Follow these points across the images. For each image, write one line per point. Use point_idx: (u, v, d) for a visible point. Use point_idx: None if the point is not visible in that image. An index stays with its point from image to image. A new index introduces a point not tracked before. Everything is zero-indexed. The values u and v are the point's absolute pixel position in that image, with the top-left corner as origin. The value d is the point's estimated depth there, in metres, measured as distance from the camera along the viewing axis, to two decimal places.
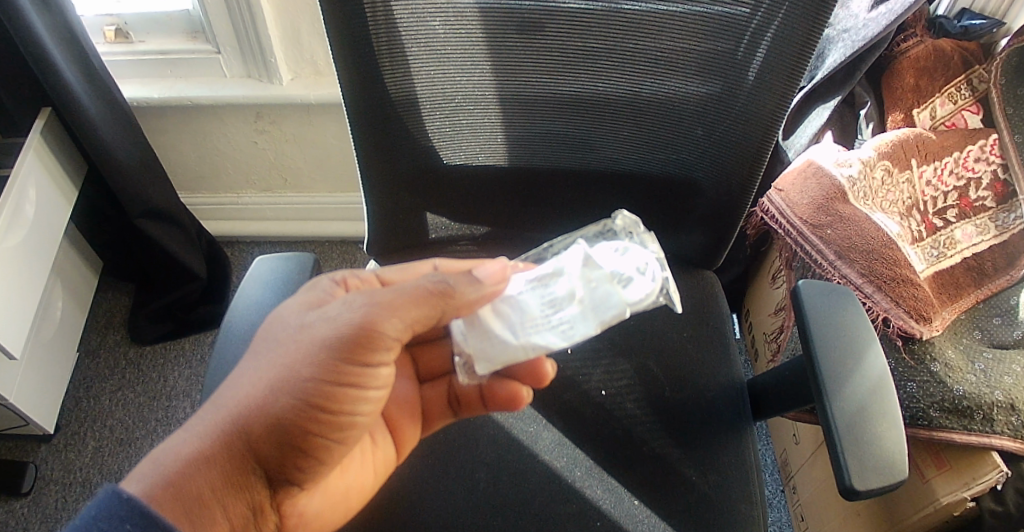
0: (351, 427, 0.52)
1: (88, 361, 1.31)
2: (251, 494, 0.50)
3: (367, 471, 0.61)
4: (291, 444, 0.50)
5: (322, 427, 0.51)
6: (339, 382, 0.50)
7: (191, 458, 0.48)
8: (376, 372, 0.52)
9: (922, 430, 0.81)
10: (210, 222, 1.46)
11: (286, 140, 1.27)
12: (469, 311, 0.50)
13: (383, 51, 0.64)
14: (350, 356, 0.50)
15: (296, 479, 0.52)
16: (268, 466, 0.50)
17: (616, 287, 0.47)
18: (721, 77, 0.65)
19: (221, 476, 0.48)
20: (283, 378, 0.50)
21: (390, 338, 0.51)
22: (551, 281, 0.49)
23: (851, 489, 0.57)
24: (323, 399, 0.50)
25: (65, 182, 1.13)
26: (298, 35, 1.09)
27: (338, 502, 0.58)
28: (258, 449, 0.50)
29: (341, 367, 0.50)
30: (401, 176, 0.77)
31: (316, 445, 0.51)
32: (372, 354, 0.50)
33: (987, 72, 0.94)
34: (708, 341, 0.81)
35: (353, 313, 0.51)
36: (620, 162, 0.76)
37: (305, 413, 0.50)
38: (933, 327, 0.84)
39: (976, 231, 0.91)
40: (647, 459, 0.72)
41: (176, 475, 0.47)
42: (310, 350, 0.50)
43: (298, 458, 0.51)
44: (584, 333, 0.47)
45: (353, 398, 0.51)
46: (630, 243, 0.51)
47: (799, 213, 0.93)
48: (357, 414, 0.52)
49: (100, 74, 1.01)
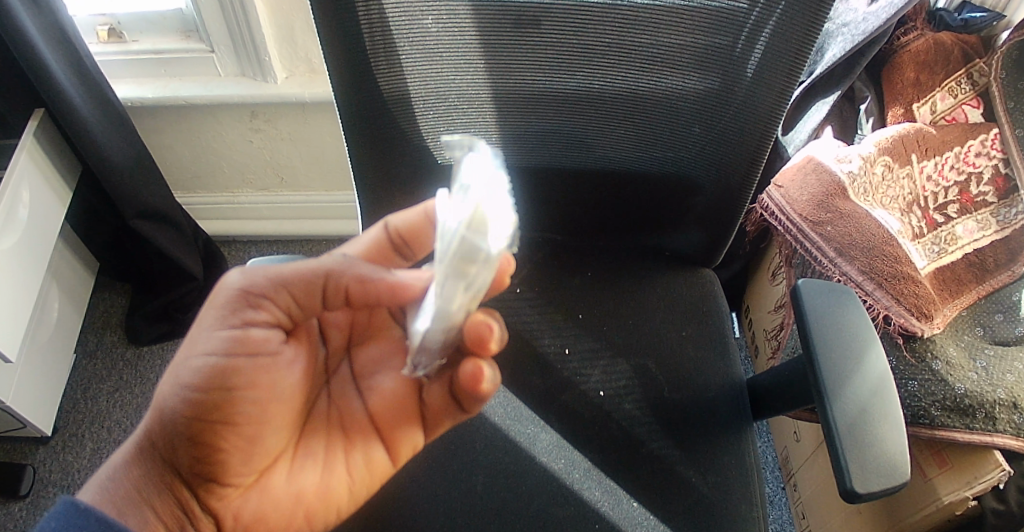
0: (237, 405, 0.52)
1: (86, 363, 1.30)
2: (175, 493, 0.52)
3: (330, 475, 0.57)
4: (191, 434, 0.51)
5: (210, 408, 0.51)
6: (214, 356, 0.51)
7: (119, 463, 0.53)
8: (253, 332, 0.52)
9: (925, 429, 0.80)
10: (207, 222, 1.45)
11: (282, 139, 1.26)
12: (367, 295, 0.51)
13: (377, 51, 0.63)
14: (220, 322, 0.52)
15: (212, 474, 0.52)
16: (181, 463, 0.52)
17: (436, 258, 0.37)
18: (720, 71, 0.64)
19: (141, 476, 0.52)
20: (173, 365, 0.53)
21: (258, 296, 0.52)
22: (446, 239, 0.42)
23: (853, 492, 0.57)
24: (199, 378, 0.51)
25: (60, 183, 1.12)
26: (293, 33, 1.08)
27: (287, 507, 0.55)
28: (164, 444, 0.52)
29: (214, 341, 0.51)
30: (396, 174, 0.76)
31: (210, 431, 0.51)
32: (241, 317, 0.52)
33: (988, 65, 0.93)
34: (707, 340, 0.81)
35: (224, 285, 0.52)
36: (618, 161, 0.75)
37: (187, 398, 0.51)
38: (934, 325, 0.83)
39: (978, 226, 0.89)
40: (645, 461, 0.71)
41: (106, 478, 0.52)
42: (193, 332, 0.53)
43: (202, 451, 0.52)
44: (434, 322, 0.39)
45: (227, 371, 0.51)
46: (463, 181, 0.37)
47: (798, 210, 0.92)
48: (240, 387, 0.52)
49: (93, 75, 1.01)
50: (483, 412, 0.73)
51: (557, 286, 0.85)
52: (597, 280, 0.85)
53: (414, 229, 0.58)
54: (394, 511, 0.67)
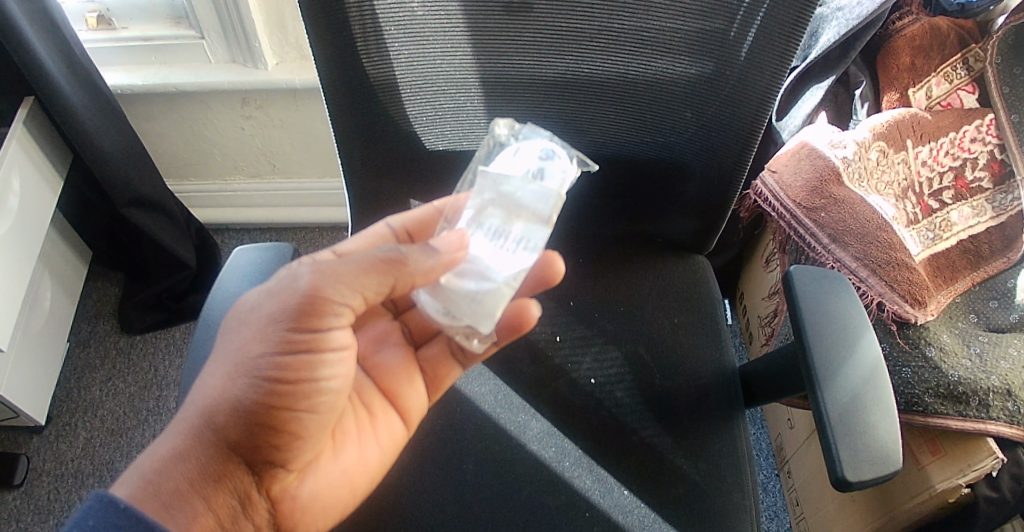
0: (319, 395, 0.54)
1: (79, 351, 1.30)
2: (235, 483, 0.53)
3: (368, 449, 0.61)
4: (263, 423, 0.53)
5: (285, 397, 0.53)
6: (294, 350, 0.53)
7: (167, 458, 0.51)
8: (335, 335, 0.54)
9: (918, 417, 0.80)
10: (198, 210, 1.44)
11: (272, 126, 1.25)
12: (424, 278, 0.54)
13: (361, 35, 0.62)
14: (301, 320, 0.52)
15: (277, 461, 0.54)
16: (246, 450, 0.53)
17: (538, 186, 0.57)
18: (712, 57, 0.63)
19: (197, 469, 0.51)
20: (237, 360, 0.53)
21: (338, 302, 0.53)
22: (486, 201, 0.57)
23: (844, 480, 0.56)
24: (281, 371, 0.52)
25: (50, 171, 1.11)
26: (282, 20, 1.07)
27: (338, 484, 0.59)
28: (231, 435, 0.52)
29: (285, 335, 0.52)
30: (382, 158, 0.75)
31: (285, 420, 0.53)
32: (321, 319, 0.53)
33: (984, 50, 0.92)
34: (701, 326, 0.80)
35: (301, 281, 0.53)
36: (608, 147, 0.74)
37: (266, 389, 0.52)
38: (928, 312, 0.83)
39: (973, 213, 0.89)
40: (636, 448, 0.71)
41: (153, 473, 0.50)
42: (261, 326, 0.53)
43: (273, 437, 0.53)
44: (541, 235, 0.56)
45: (311, 364, 0.53)
46: (528, 150, 0.60)
47: (793, 196, 0.90)
48: (321, 380, 0.54)
49: (81, 61, 1.00)
50: (475, 401, 0.73)
51: None
52: (591, 268, 0.85)
53: (416, 227, 0.65)
54: (386, 500, 0.66)
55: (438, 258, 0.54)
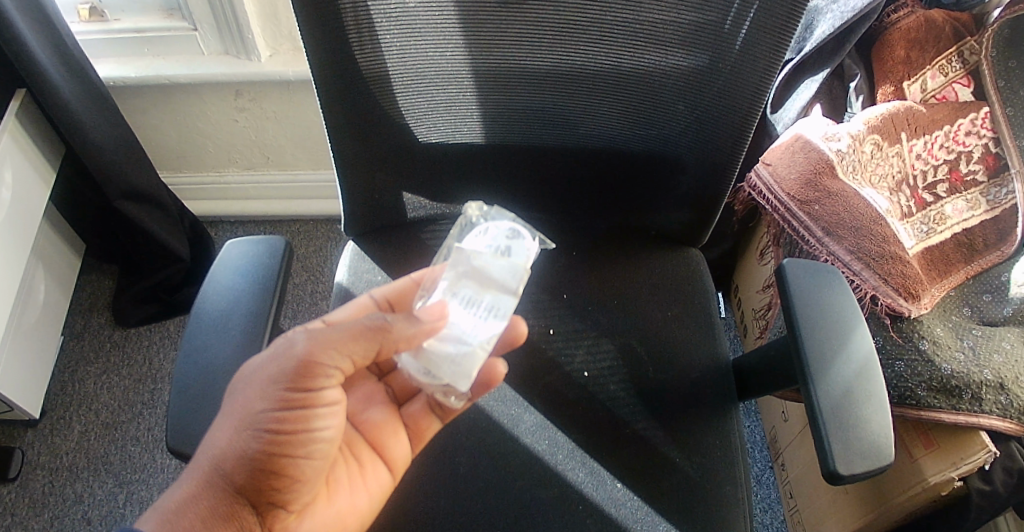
0: (314, 445, 0.54)
1: (73, 344, 1.30)
2: (242, 524, 0.53)
3: (360, 494, 0.61)
4: (264, 471, 0.52)
5: (284, 447, 0.53)
6: (290, 406, 0.52)
7: (184, 498, 0.52)
8: (327, 393, 0.54)
9: (911, 410, 0.80)
10: (192, 203, 1.44)
11: (265, 118, 1.24)
12: (408, 343, 0.53)
13: (352, 25, 0.62)
14: (296, 379, 0.52)
15: (278, 505, 0.54)
16: (249, 496, 0.53)
17: (506, 258, 0.54)
18: (707, 48, 0.63)
19: (208, 510, 0.52)
20: (238, 412, 0.53)
21: (330, 365, 0.53)
22: (458, 275, 0.54)
23: (836, 473, 0.56)
24: (277, 424, 0.52)
25: (43, 164, 1.11)
26: (275, 12, 1.07)
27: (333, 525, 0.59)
28: (236, 481, 0.52)
29: (283, 391, 0.52)
30: (375, 150, 0.74)
31: (284, 468, 0.53)
32: (317, 379, 0.53)
33: (979, 43, 0.91)
34: (694, 321, 0.80)
35: (296, 345, 0.53)
36: (600, 139, 0.74)
37: (266, 439, 0.52)
38: (922, 305, 0.83)
39: (967, 206, 0.89)
40: (629, 441, 0.71)
41: (170, 513, 0.51)
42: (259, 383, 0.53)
43: (273, 484, 0.53)
44: (510, 304, 0.53)
45: (307, 418, 0.53)
46: (497, 223, 0.57)
47: (786, 189, 0.91)
48: (317, 432, 0.54)
49: (73, 52, 0.99)
50: None
51: (541, 265, 0.84)
52: (584, 262, 0.84)
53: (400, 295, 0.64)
54: None
55: (421, 326, 0.53)
